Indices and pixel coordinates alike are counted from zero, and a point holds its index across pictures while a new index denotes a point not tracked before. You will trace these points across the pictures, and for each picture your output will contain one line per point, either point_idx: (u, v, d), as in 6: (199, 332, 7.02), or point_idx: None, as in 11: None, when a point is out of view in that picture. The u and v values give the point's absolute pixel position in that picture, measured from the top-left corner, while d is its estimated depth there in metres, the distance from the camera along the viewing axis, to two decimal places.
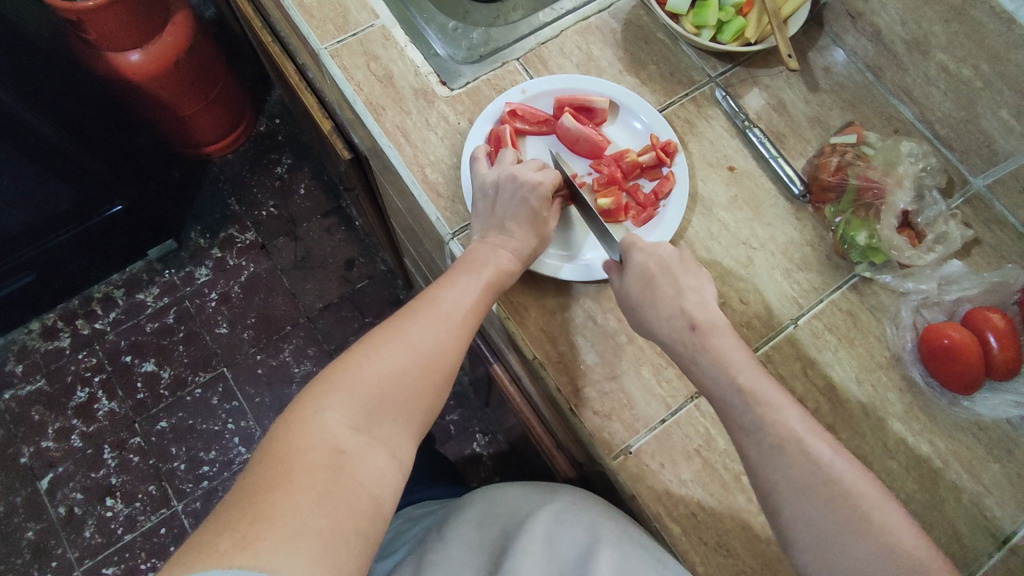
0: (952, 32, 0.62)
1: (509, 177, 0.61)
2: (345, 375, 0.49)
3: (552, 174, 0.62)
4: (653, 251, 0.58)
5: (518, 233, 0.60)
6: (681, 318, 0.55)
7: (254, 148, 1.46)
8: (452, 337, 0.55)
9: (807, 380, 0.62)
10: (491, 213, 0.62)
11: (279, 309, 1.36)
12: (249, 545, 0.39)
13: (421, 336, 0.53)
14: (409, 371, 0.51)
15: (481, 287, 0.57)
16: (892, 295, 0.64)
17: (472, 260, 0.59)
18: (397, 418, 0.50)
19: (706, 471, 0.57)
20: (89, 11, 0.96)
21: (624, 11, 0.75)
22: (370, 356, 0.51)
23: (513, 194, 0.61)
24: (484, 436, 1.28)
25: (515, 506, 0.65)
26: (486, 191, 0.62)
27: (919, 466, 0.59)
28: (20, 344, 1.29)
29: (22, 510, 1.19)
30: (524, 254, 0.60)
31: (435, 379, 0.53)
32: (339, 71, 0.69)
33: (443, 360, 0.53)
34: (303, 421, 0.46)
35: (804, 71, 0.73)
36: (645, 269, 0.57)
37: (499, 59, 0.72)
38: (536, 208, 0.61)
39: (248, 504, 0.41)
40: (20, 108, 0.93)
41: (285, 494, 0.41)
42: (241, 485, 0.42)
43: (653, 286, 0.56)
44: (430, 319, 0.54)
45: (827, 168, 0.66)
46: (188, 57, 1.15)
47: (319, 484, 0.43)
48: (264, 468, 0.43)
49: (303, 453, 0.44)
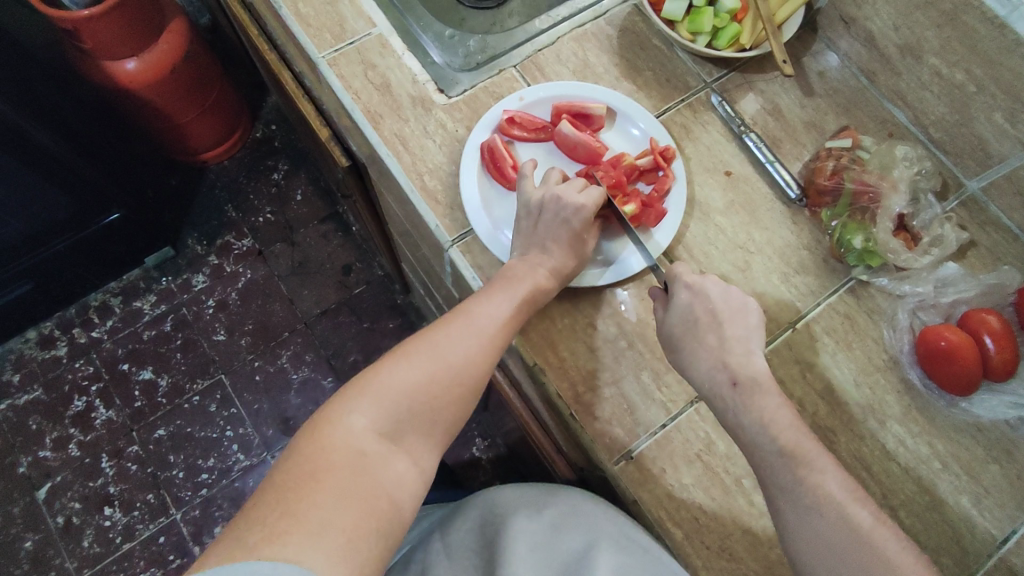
0: (945, 37, 0.62)
1: (554, 198, 0.61)
2: (374, 381, 0.50)
3: (596, 194, 0.61)
4: (700, 291, 0.57)
5: (558, 252, 0.60)
6: (724, 372, 0.54)
7: (250, 155, 1.46)
8: (483, 349, 0.55)
9: (806, 384, 0.62)
10: (532, 231, 0.61)
11: (276, 315, 1.35)
12: (276, 538, 0.39)
13: (452, 347, 0.54)
14: (438, 382, 0.52)
15: (516, 301, 0.57)
16: (888, 298, 0.65)
17: (507, 276, 0.59)
18: (422, 428, 0.51)
19: (706, 476, 0.58)
20: (84, 20, 0.96)
21: (620, 17, 0.76)
22: (400, 364, 0.51)
23: (555, 215, 0.60)
24: (484, 441, 1.28)
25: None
26: (530, 210, 0.62)
27: (917, 469, 0.59)
28: (16, 354, 1.29)
29: (19, 520, 1.19)
30: (562, 273, 0.60)
31: (462, 391, 0.53)
32: (336, 80, 0.70)
33: (472, 371, 0.54)
34: (330, 421, 0.47)
35: (798, 76, 0.74)
36: (688, 313, 0.57)
37: (495, 67, 0.72)
38: (578, 230, 0.60)
39: (276, 498, 0.42)
40: (20, 119, 0.93)
41: (312, 492, 0.42)
42: (269, 480, 0.43)
43: (696, 330, 0.56)
44: (462, 330, 0.55)
45: (823, 172, 0.66)
46: (184, 65, 1.15)
47: (344, 483, 0.44)
48: (292, 466, 0.44)
49: (329, 453, 0.45)
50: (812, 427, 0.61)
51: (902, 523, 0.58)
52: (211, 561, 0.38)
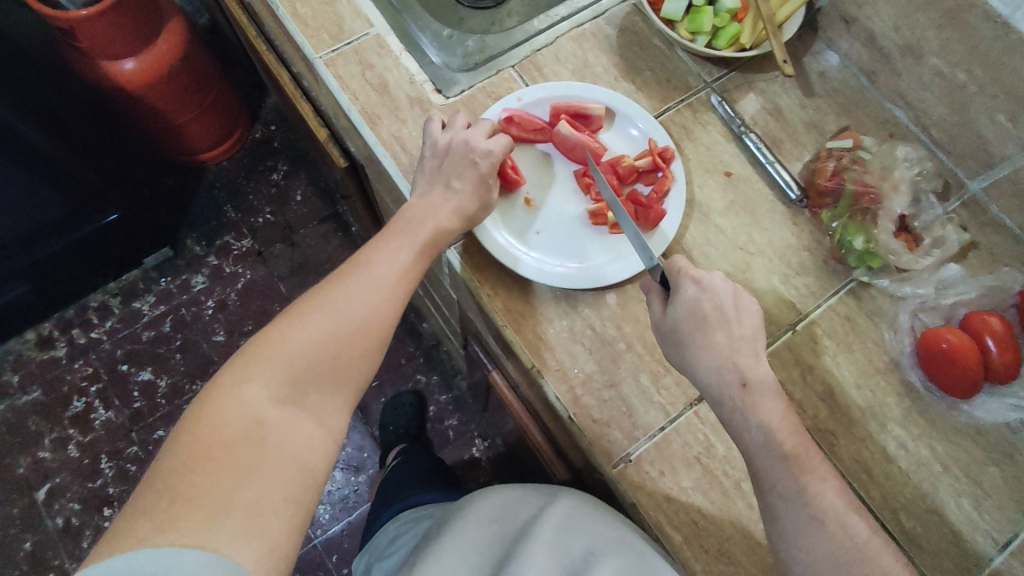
0: (946, 37, 0.62)
1: (462, 142, 0.63)
2: (267, 347, 0.48)
3: (503, 141, 0.64)
4: (708, 287, 0.55)
5: (461, 192, 0.62)
6: (734, 373, 0.53)
7: (249, 154, 1.46)
8: (384, 302, 0.54)
9: (806, 386, 0.62)
10: (437, 171, 0.63)
11: (275, 315, 1.35)
12: (169, 527, 0.39)
13: (350, 302, 0.52)
14: (338, 337, 0.51)
15: (413, 252, 0.58)
16: (890, 300, 0.64)
17: (404, 228, 0.60)
18: (327, 387, 0.50)
19: (706, 479, 0.57)
20: (81, 20, 0.95)
21: (619, 16, 0.75)
22: (294, 325, 0.50)
23: (461, 156, 0.62)
24: (484, 441, 1.28)
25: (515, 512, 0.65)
26: (436, 151, 0.64)
27: (918, 471, 0.59)
28: (15, 355, 1.29)
29: (19, 521, 1.18)
30: (467, 214, 0.61)
31: (370, 344, 0.52)
32: (334, 80, 0.69)
33: (374, 324, 0.53)
34: (220, 395, 0.45)
35: (799, 76, 0.73)
36: (697, 307, 0.55)
37: (494, 66, 0.72)
38: (485, 173, 0.62)
39: (165, 485, 0.40)
40: (16, 121, 0.93)
41: (204, 472, 0.41)
42: (158, 466, 0.42)
43: (705, 327, 0.54)
44: (360, 285, 0.54)
45: (823, 173, 0.66)
46: (182, 65, 1.14)
47: (239, 457, 0.43)
48: (180, 449, 0.42)
49: (220, 429, 0.43)
50: (813, 430, 0.60)
51: (903, 526, 0.57)
52: (107, 556, 0.38)
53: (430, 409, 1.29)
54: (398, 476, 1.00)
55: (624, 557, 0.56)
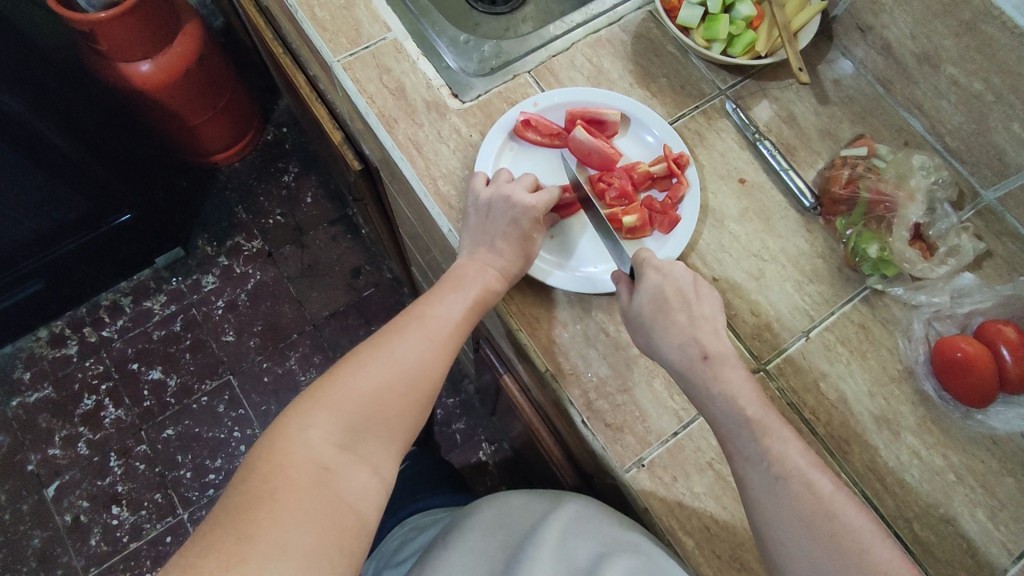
0: (963, 46, 0.62)
1: (504, 199, 0.62)
2: (330, 392, 0.50)
3: (546, 197, 0.62)
4: (668, 272, 0.57)
5: (507, 252, 0.61)
6: (693, 347, 0.54)
7: (261, 157, 1.47)
8: (438, 353, 0.56)
9: (819, 393, 0.61)
10: (480, 229, 0.62)
11: (285, 317, 1.36)
12: (234, 567, 0.40)
13: (406, 352, 0.54)
14: (393, 387, 0.52)
15: (468, 303, 0.59)
16: (904, 308, 0.64)
17: (458, 277, 0.60)
18: (382, 435, 0.51)
19: (718, 484, 0.57)
20: (101, 22, 0.97)
21: (635, 23, 0.76)
22: (355, 373, 0.51)
23: (505, 214, 0.61)
24: (490, 445, 1.28)
25: (524, 515, 0.65)
26: (479, 210, 0.63)
27: (932, 481, 0.59)
28: (27, 352, 1.30)
29: (28, 518, 1.19)
30: (512, 274, 0.61)
31: (421, 394, 0.54)
32: (351, 84, 0.70)
33: (429, 376, 0.54)
34: (287, 438, 0.47)
35: (813, 84, 0.73)
36: (659, 289, 0.56)
37: (510, 72, 0.72)
38: (527, 230, 0.62)
39: (233, 521, 0.42)
40: (32, 118, 0.94)
41: (269, 513, 0.43)
42: (224, 503, 0.44)
43: (667, 311, 0.55)
44: (418, 335, 0.56)
45: (838, 181, 0.66)
46: (198, 67, 1.15)
47: (304, 501, 0.44)
48: (249, 487, 0.44)
49: (289, 471, 0.45)
50: (825, 437, 0.60)
51: (916, 536, 0.57)
52: None
53: (438, 412, 1.30)
54: (408, 478, 1.01)
55: (628, 554, 0.55)
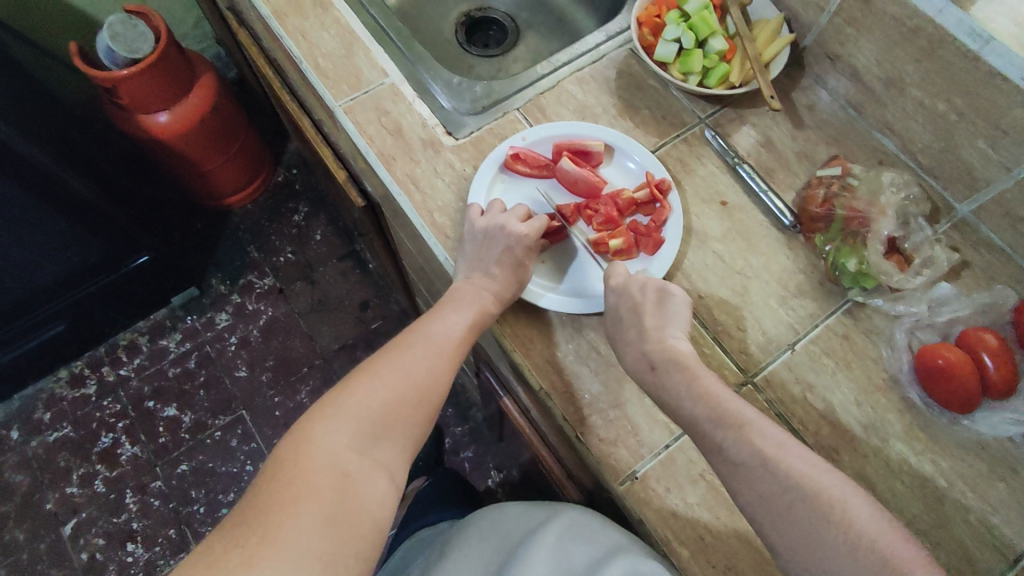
0: (924, 70, 0.66)
1: (498, 228, 0.66)
2: (345, 402, 0.53)
3: (538, 226, 0.67)
4: (623, 292, 0.62)
5: (500, 276, 0.64)
6: (643, 360, 0.59)
7: (272, 198, 1.53)
8: (443, 367, 0.59)
9: (807, 404, 0.63)
10: (475, 256, 0.66)
11: (296, 351, 1.40)
12: (258, 562, 0.42)
13: (415, 366, 0.58)
14: (404, 397, 0.56)
15: (469, 320, 0.62)
16: (886, 318, 0.67)
17: (458, 297, 0.64)
18: (394, 442, 0.54)
19: (711, 495, 0.59)
20: (123, 78, 1.04)
21: (617, 60, 0.81)
22: (367, 385, 0.55)
23: (498, 242, 0.65)
24: (499, 473, 1.29)
25: (515, 521, 0.72)
26: (475, 237, 0.66)
27: (923, 487, 0.60)
28: (48, 393, 1.34)
29: (46, 556, 1.22)
30: (506, 297, 0.64)
31: (429, 406, 0.57)
32: (352, 126, 0.75)
33: (434, 388, 0.58)
34: (307, 443, 0.50)
35: (788, 111, 0.77)
36: (616, 310, 0.62)
37: (500, 110, 0.77)
38: (520, 257, 0.65)
39: (258, 522, 0.45)
40: (59, 170, 1.00)
41: (292, 515, 0.45)
42: (249, 504, 0.46)
43: (620, 328, 0.61)
44: (423, 351, 0.59)
45: (814, 200, 0.69)
46: (211, 116, 1.22)
47: (324, 503, 0.47)
48: (274, 489, 0.47)
49: (309, 474, 0.48)
50: (815, 446, 0.62)
51: None
52: None
53: (447, 441, 1.31)
54: (417, 504, 1.03)
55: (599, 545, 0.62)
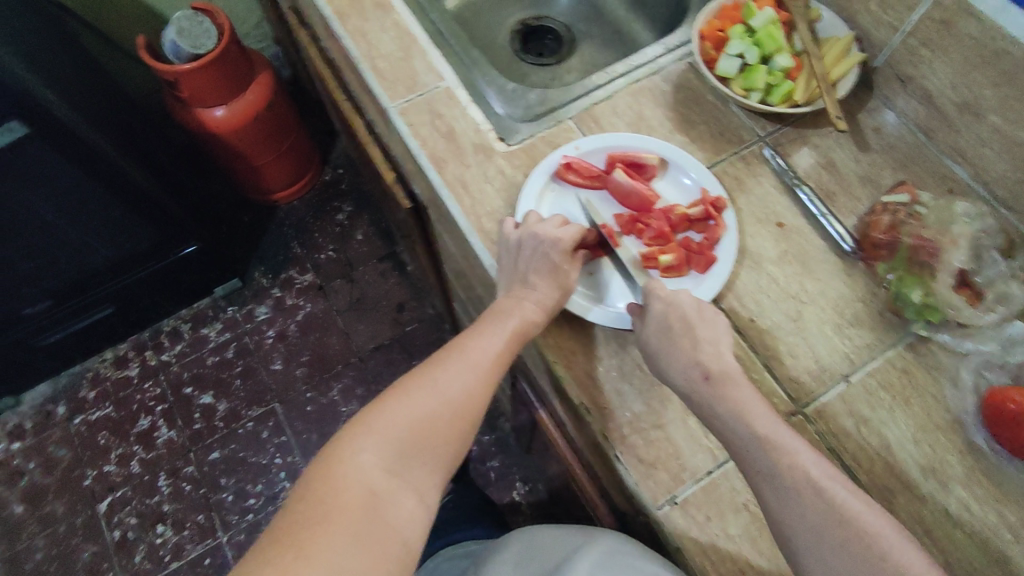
0: (1004, 96, 0.62)
1: (532, 235, 0.64)
2: (378, 419, 0.52)
3: (574, 230, 0.65)
4: (673, 301, 0.59)
5: (541, 286, 0.63)
6: (696, 368, 0.55)
7: (317, 196, 1.56)
8: (479, 384, 0.57)
9: (861, 439, 0.60)
10: (514, 268, 0.65)
11: (331, 348, 1.41)
12: None
13: (450, 382, 0.56)
14: (439, 416, 0.54)
15: (506, 336, 0.60)
16: (950, 355, 0.63)
17: (497, 312, 0.63)
18: (427, 462, 0.53)
19: (754, 526, 0.56)
20: (186, 72, 1.08)
21: (675, 73, 0.79)
22: (401, 401, 0.54)
23: (535, 250, 0.64)
24: (524, 485, 1.27)
25: (550, 544, 0.71)
26: (510, 250, 0.66)
27: (984, 538, 0.56)
28: (92, 372, 1.38)
29: (80, 531, 1.25)
30: (548, 305, 0.62)
31: (464, 424, 0.56)
32: (406, 127, 0.75)
33: (471, 406, 0.56)
34: (340, 461, 0.49)
35: (852, 132, 0.74)
36: (665, 317, 0.59)
37: (554, 118, 0.76)
38: (567, 266, 0.64)
39: (288, 540, 0.44)
40: (121, 159, 1.02)
41: (320, 535, 0.45)
42: (280, 520, 0.46)
43: (678, 343, 0.57)
44: (459, 366, 0.57)
45: (878, 226, 0.67)
46: (266, 112, 1.24)
47: (354, 524, 0.47)
48: (305, 506, 0.47)
49: (341, 494, 0.48)
50: (868, 485, 0.58)
51: None
52: None
53: (474, 449, 1.30)
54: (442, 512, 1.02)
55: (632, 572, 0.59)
